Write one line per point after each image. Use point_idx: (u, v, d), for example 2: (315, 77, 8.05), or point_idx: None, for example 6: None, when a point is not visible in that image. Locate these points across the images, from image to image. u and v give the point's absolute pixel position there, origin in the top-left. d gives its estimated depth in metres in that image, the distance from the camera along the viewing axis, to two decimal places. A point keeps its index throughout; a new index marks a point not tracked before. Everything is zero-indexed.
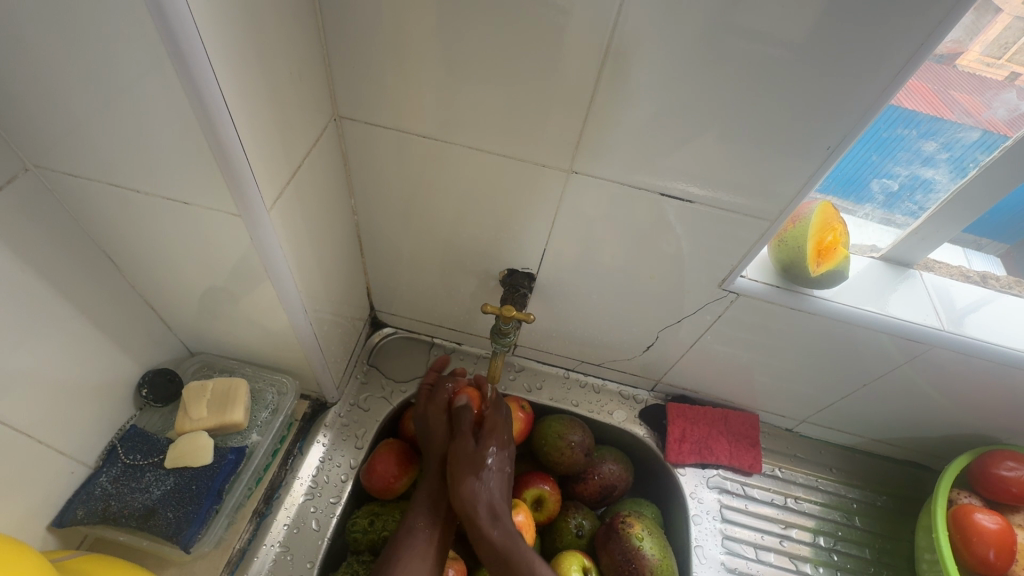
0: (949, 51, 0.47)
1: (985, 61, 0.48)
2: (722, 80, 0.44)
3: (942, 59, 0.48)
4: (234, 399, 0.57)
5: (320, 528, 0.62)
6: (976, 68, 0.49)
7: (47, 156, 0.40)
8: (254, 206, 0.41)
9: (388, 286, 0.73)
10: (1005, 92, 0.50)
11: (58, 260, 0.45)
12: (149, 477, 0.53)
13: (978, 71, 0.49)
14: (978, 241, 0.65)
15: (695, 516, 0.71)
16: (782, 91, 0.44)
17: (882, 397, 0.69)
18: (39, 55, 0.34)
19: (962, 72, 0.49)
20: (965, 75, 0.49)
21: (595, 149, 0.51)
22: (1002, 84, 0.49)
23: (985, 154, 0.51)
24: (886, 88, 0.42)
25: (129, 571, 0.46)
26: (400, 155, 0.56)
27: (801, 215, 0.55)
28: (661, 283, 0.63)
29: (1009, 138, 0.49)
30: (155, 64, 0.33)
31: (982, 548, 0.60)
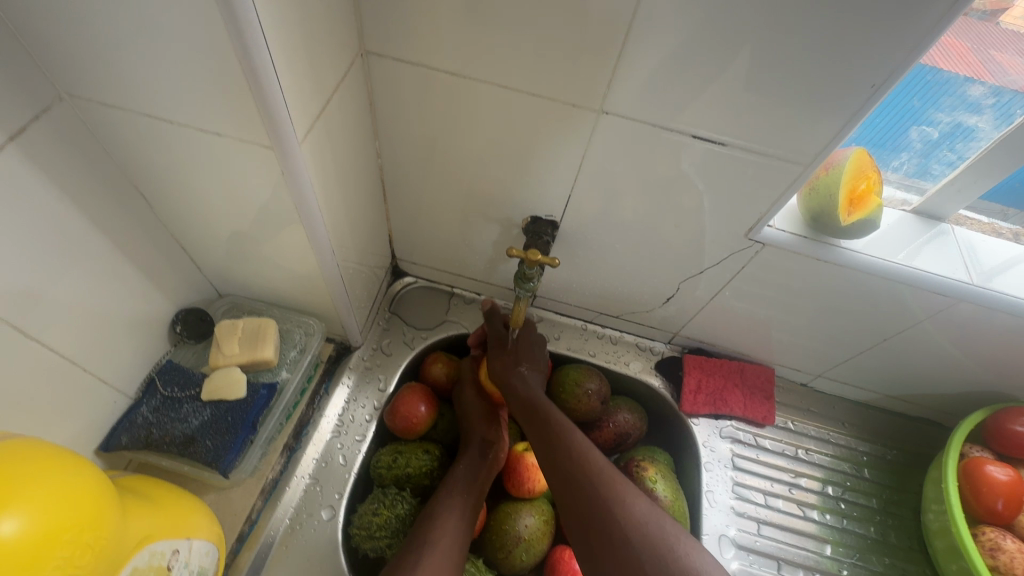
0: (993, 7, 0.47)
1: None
2: (768, 13, 0.42)
3: (984, 16, 0.48)
4: (265, 337, 0.59)
5: (347, 463, 0.65)
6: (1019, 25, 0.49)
7: (81, 85, 0.40)
8: (287, 137, 0.41)
9: (410, 234, 0.74)
10: None
11: (93, 194, 0.46)
12: (188, 408, 0.55)
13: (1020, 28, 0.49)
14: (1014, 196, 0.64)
15: (706, 463, 0.73)
16: (830, 26, 0.41)
17: (900, 353, 0.69)
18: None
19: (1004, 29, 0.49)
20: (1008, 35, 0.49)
21: (628, 89, 0.49)
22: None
23: None
24: (943, 21, 0.40)
25: (168, 489, 0.48)
26: (426, 95, 0.55)
27: (834, 162, 0.54)
28: (685, 234, 0.62)
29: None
30: None
31: (991, 499, 0.61)
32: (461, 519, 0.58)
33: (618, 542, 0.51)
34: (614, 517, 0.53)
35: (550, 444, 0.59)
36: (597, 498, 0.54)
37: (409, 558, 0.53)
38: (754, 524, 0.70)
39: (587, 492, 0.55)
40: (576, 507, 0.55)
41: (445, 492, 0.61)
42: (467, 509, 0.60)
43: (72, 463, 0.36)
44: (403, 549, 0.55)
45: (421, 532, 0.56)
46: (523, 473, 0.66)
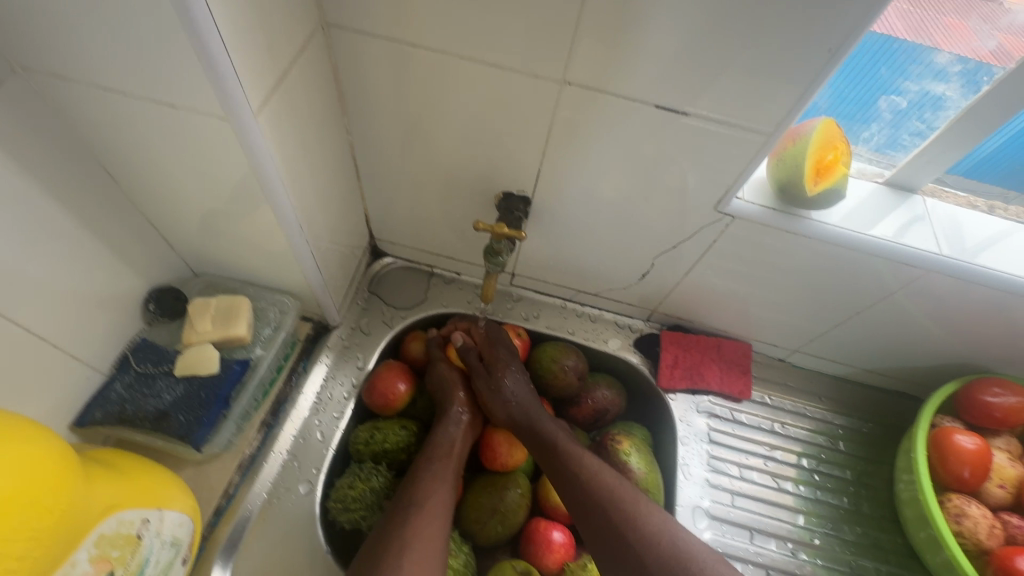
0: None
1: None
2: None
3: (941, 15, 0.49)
4: (237, 314, 0.59)
5: (324, 440, 0.66)
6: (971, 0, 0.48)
7: (34, 56, 0.40)
8: (239, 107, 0.40)
9: (387, 213, 0.74)
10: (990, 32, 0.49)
11: (55, 169, 0.46)
12: (161, 383, 0.56)
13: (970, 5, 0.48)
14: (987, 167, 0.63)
15: (683, 437, 0.74)
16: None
17: (874, 325, 0.70)
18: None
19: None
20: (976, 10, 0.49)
21: (592, 59, 0.49)
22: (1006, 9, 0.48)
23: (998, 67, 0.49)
24: None
25: (138, 462, 0.49)
26: (392, 68, 0.54)
27: (800, 131, 0.54)
28: (657, 209, 0.62)
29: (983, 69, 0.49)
30: None
31: (957, 467, 0.62)
32: (446, 497, 0.60)
33: (636, 565, 0.54)
34: (630, 540, 0.55)
35: (561, 481, 0.61)
36: (611, 523, 0.56)
37: (400, 527, 0.55)
38: (728, 496, 0.71)
39: (603, 516, 0.57)
40: (592, 530, 0.57)
41: (428, 460, 0.62)
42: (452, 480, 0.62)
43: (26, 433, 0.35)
44: (394, 516, 0.57)
45: (408, 498, 0.58)
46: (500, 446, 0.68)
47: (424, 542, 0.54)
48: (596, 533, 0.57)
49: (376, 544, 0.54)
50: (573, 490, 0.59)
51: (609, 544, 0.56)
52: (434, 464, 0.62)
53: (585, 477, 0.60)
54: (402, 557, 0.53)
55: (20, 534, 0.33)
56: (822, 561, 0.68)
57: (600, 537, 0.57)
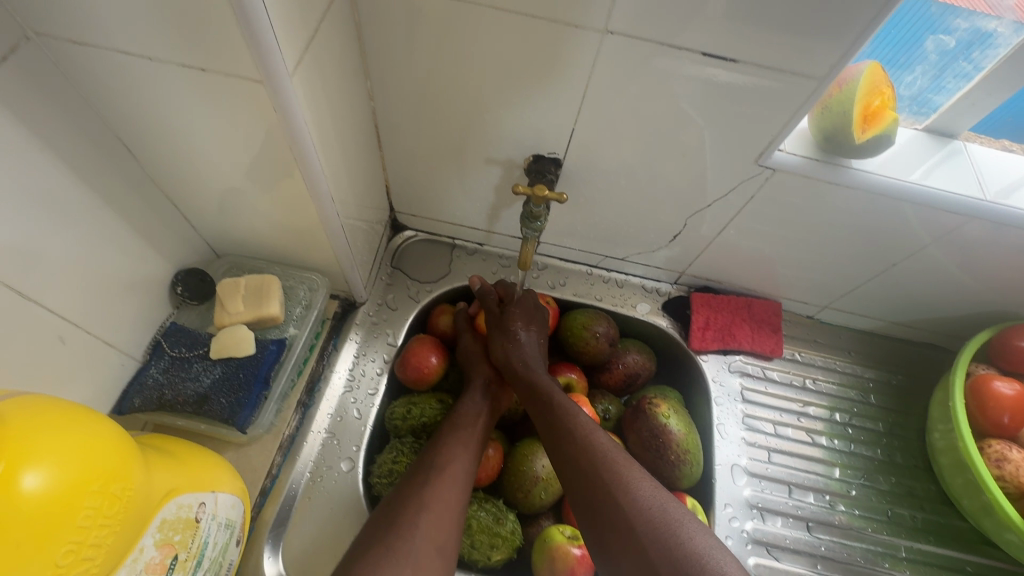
0: None
1: None
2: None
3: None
4: (269, 294, 0.58)
5: (361, 416, 0.66)
6: None
7: (46, 21, 0.37)
8: (276, 70, 0.38)
9: (408, 184, 0.71)
10: None
11: (75, 146, 0.44)
12: (197, 367, 0.54)
13: None
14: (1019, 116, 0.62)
15: (717, 397, 0.74)
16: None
17: (908, 278, 0.69)
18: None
19: None
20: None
21: (634, 5, 0.46)
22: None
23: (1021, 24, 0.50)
24: None
25: (189, 445, 0.48)
26: (418, 26, 0.51)
27: (847, 78, 0.52)
28: (691, 166, 0.60)
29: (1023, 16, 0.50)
30: None
31: (996, 413, 0.62)
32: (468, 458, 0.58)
33: (620, 525, 0.47)
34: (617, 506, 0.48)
35: (556, 438, 0.56)
36: (602, 485, 0.50)
37: (414, 488, 0.53)
38: (765, 453, 0.71)
39: (592, 485, 0.51)
40: (581, 488, 0.52)
41: (452, 426, 0.61)
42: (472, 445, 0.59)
43: (78, 417, 0.34)
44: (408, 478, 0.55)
45: (428, 462, 0.56)
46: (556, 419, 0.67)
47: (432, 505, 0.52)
48: (586, 503, 0.51)
49: (386, 508, 0.51)
50: (570, 449, 0.54)
51: (596, 507, 0.50)
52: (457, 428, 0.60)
53: (579, 434, 0.55)
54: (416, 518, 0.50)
55: (89, 522, 0.32)
56: (859, 511, 0.69)
57: (591, 505, 0.50)
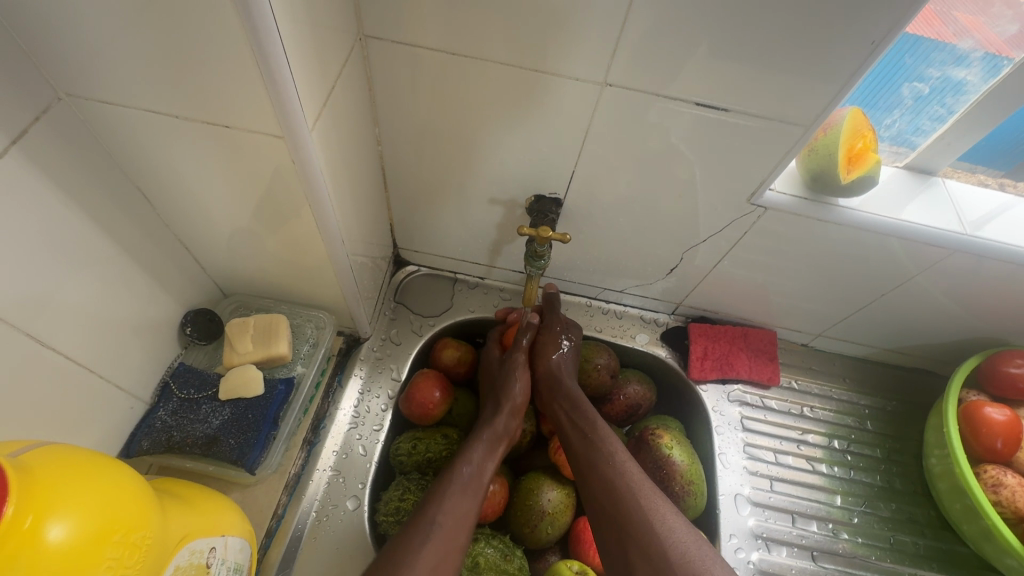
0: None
1: None
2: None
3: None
4: (277, 333, 0.58)
5: (367, 453, 0.66)
6: None
7: (78, 83, 0.39)
8: (297, 127, 0.40)
9: (412, 222, 0.73)
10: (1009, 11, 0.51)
11: (96, 197, 0.45)
12: (206, 408, 0.54)
13: None
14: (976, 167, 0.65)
15: (717, 426, 0.75)
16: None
17: (897, 307, 0.71)
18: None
19: None
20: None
21: (629, 61, 0.49)
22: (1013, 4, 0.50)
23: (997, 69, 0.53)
24: None
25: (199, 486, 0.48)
26: (427, 78, 0.54)
27: (831, 123, 0.56)
28: (686, 204, 0.63)
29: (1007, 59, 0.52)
30: None
31: (990, 439, 0.64)
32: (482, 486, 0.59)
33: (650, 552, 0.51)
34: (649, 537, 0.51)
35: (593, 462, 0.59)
36: (632, 512, 0.53)
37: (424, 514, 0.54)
38: (767, 481, 0.72)
39: (624, 510, 0.54)
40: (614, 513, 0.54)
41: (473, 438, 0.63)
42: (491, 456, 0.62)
43: (99, 463, 0.35)
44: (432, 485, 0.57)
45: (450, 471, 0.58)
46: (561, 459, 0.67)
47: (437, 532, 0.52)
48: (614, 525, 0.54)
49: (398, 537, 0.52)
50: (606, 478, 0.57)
51: (625, 536, 0.53)
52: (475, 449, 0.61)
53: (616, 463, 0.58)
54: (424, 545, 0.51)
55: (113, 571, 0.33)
56: (862, 539, 0.69)
57: (618, 526, 0.54)
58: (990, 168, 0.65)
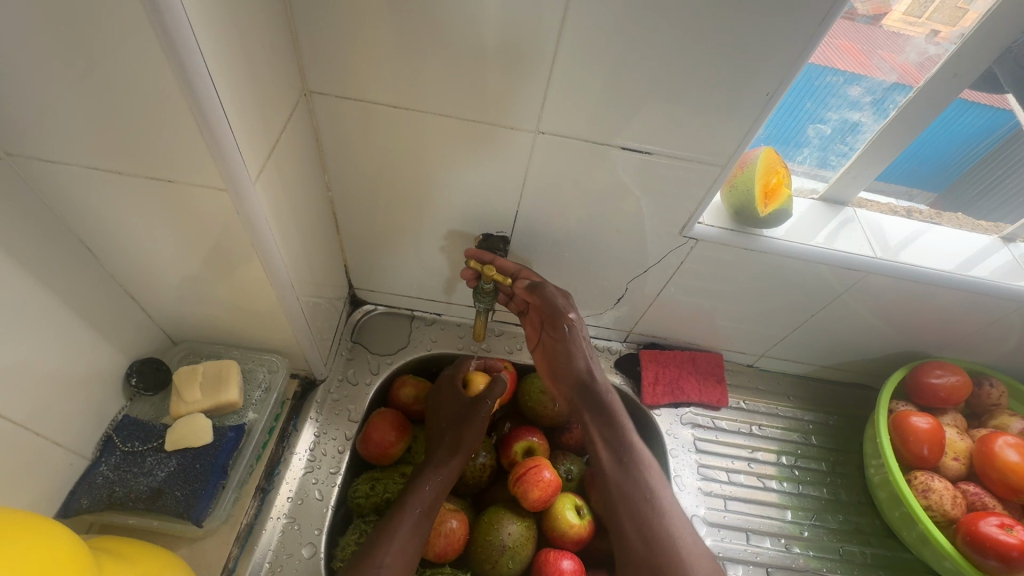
0: (874, 11, 0.54)
1: (906, 20, 0.55)
2: (676, 25, 0.47)
3: (868, 20, 0.55)
4: (227, 379, 0.58)
5: (323, 498, 0.65)
6: (900, 26, 0.55)
7: (20, 143, 0.40)
8: (240, 179, 0.42)
9: (366, 262, 0.75)
10: (915, 40, 0.56)
11: (38, 252, 0.45)
12: (151, 461, 0.53)
13: (901, 29, 0.55)
14: (909, 191, 0.72)
15: (672, 450, 0.77)
16: (731, 33, 0.47)
17: (828, 326, 0.76)
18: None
19: (888, 31, 0.56)
20: (891, 34, 0.56)
21: (559, 110, 0.54)
22: (914, 40, 0.56)
23: (901, 97, 0.58)
24: (807, 48, 0.47)
25: (142, 544, 0.47)
26: (371, 128, 0.57)
27: (747, 161, 0.61)
28: (625, 237, 0.67)
29: (917, 84, 0.56)
30: (146, 51, 0.34)
31: (917, 446, 0.67)
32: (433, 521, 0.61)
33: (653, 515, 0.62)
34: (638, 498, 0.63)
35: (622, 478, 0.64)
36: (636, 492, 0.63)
37: (369, 565, 0.55)
38: (721, 501, 0.74)
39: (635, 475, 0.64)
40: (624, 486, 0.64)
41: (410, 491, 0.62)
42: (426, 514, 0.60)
43: (35, 526, 0.35)
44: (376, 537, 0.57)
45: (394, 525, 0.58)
46: (528, 490, 0.66)
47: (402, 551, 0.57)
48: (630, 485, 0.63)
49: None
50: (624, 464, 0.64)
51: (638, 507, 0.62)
52: (426, 486, 0.62)
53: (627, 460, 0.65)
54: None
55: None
56: (814, 552, 0.72)
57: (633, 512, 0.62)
58: (926, 190, 0.71)
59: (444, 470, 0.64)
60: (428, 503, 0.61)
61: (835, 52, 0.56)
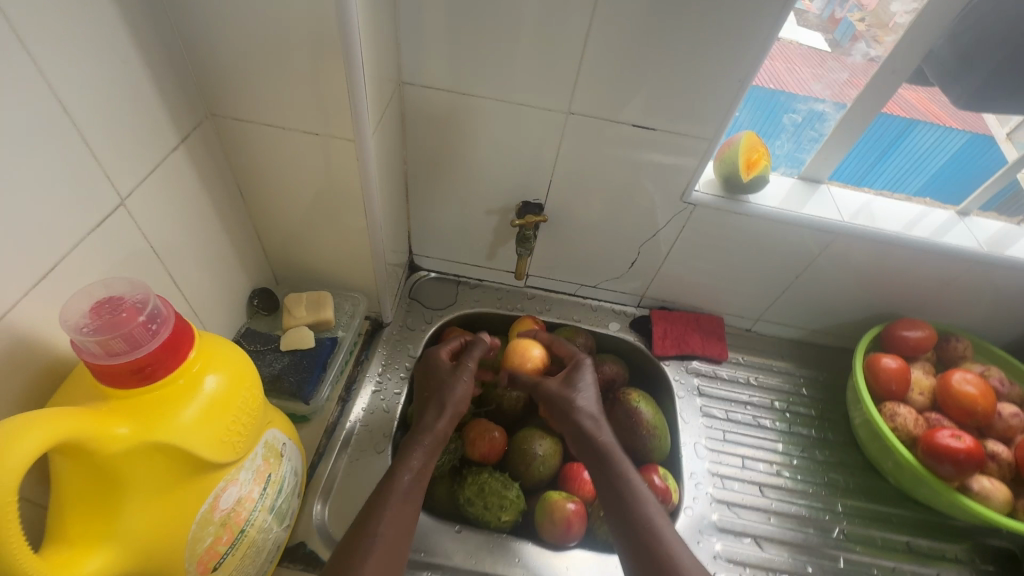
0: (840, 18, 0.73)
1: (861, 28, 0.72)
2: (676, 27, 0.63)
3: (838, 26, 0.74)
4: (324, 303, 0.75)
5: (389, 410, 0.80)
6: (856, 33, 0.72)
7: (223, 105, 0.58)
8: (364, 133, 0.59)
9: (426, 229, 0.92)
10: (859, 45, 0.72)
11: (216, 187, 0.63)
12: (270, 357, 0.70)
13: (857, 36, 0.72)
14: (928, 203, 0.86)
15: (679, 392, 0.90)
16: (721, 32, 0.63)
17: (812, 287, 0.90)
18: (235, 18, 0.51)
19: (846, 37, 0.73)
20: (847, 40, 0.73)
21: (588, 95, 0.71)
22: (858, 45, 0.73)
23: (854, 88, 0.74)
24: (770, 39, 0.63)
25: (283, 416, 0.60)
26: (443, 112, 0.75)
27: (731, 142, 0.77)
28: (638, 205, 0.82)
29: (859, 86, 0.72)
30: (325, 38, 0.51)
31: (887, 382, 0.79)
32: (422, 488, 0.64)
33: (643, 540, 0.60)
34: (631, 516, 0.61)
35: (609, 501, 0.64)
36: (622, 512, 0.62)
37: (363, 533, 0.57)
38: (720, 432, 0.86)
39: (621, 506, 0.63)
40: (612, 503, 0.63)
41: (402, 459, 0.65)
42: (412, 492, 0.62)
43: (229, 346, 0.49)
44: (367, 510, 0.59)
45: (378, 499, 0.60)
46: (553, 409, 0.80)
47: (398, 526, 0.59)
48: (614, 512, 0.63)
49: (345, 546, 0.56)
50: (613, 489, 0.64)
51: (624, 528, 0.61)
52: (413, 456, 0.65)
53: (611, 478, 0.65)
54: (365, 561, 0.55)
55: (233, 429, 0.45)
56: (801, 476, 0.83)
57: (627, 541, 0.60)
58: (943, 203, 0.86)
59: (429, 439, 0.67)
60: (417, 472, 0.64)
61: (794, 56, 0.76)
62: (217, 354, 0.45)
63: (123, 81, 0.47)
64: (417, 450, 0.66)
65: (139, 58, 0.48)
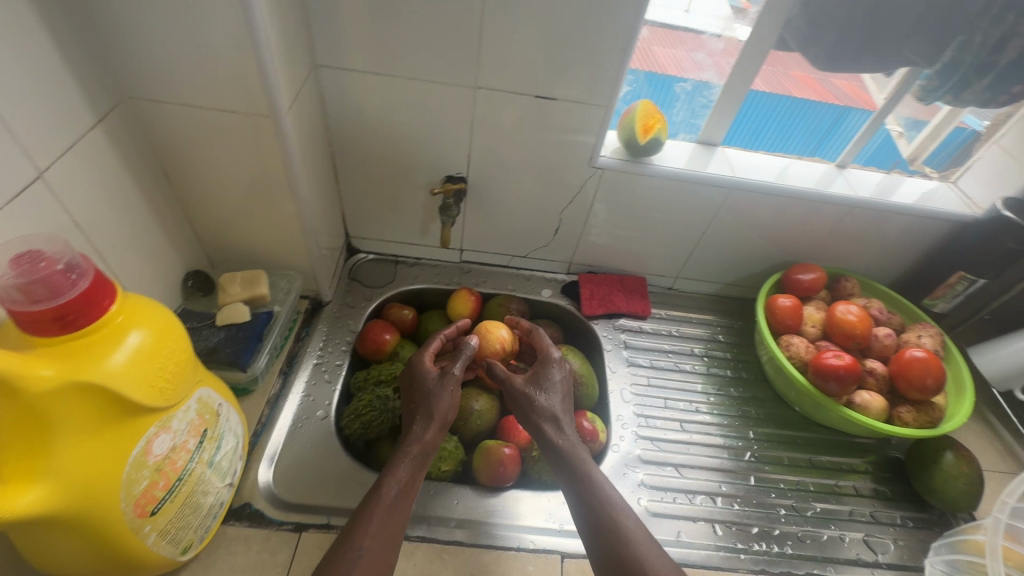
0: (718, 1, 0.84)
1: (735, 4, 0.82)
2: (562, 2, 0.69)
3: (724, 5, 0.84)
4: (258, 280, 0.78)
5: (331, 381, 0.84)
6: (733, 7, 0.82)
7: (139, 87, 0.61)
8: (277, 107, 0.63)
9: (359, 211, 0.96)
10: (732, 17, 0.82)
11: (139, 169, 0.66)
12: (206, 331, 0.73)
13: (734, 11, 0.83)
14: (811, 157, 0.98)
15: (607, 346, 0.97)
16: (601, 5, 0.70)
17: (719, 242, 0.98)
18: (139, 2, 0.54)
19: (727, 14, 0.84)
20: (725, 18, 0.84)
21: (492, 70, 0.77)
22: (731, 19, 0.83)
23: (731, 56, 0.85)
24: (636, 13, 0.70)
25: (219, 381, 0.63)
26: (361, 92, 0.80)
27: (628, 111, 0.85)
28: (553, 173, 0.89)
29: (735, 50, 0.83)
30: (227, 16, 0.55)
31: (783, 318, 0.89)
32: (408, 502, 0.63)
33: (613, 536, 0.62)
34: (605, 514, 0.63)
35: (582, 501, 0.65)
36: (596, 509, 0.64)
37: (347, 548, 0.57)
38: (645, 379, 0.94)
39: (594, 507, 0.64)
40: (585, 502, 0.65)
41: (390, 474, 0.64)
42: (399, 505, 0.62)
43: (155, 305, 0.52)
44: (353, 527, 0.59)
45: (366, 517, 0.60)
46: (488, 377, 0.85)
47: (385, 538, 0.59)
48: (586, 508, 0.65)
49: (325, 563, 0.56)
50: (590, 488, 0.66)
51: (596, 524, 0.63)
52: (399, 469, 0.65)
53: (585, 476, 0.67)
54: None
55: (159, 380, 0.48)
56: (718, 411, 0.91)
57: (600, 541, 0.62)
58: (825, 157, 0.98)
59: (417, 450, 0.67)
60: (403, 484, 0.64)
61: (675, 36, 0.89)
62: (141, 309, 0.49)
63: (33, 59, 0.50)
64: (404, 462, 0.65)
65: (49, 40, 0.52)
